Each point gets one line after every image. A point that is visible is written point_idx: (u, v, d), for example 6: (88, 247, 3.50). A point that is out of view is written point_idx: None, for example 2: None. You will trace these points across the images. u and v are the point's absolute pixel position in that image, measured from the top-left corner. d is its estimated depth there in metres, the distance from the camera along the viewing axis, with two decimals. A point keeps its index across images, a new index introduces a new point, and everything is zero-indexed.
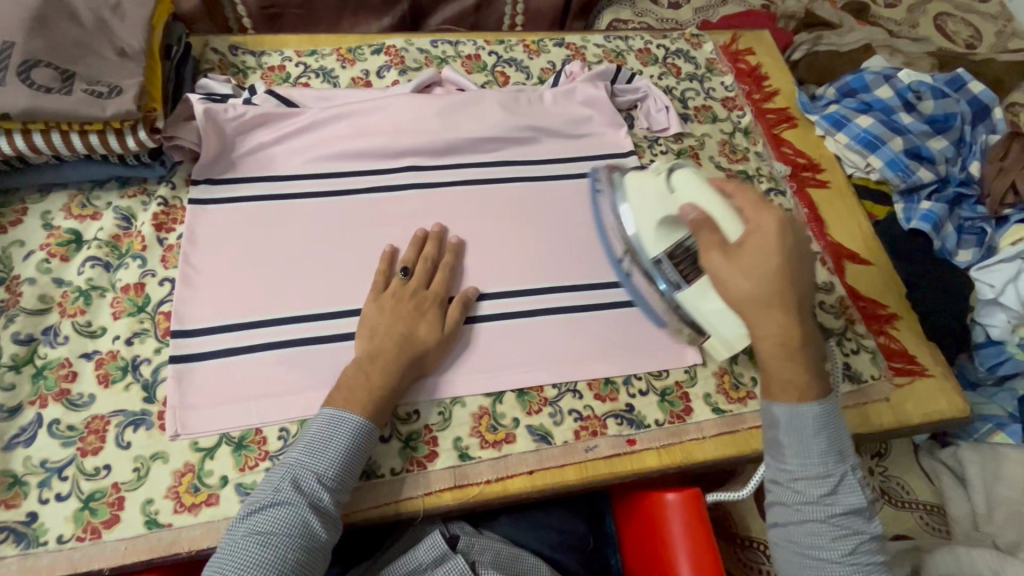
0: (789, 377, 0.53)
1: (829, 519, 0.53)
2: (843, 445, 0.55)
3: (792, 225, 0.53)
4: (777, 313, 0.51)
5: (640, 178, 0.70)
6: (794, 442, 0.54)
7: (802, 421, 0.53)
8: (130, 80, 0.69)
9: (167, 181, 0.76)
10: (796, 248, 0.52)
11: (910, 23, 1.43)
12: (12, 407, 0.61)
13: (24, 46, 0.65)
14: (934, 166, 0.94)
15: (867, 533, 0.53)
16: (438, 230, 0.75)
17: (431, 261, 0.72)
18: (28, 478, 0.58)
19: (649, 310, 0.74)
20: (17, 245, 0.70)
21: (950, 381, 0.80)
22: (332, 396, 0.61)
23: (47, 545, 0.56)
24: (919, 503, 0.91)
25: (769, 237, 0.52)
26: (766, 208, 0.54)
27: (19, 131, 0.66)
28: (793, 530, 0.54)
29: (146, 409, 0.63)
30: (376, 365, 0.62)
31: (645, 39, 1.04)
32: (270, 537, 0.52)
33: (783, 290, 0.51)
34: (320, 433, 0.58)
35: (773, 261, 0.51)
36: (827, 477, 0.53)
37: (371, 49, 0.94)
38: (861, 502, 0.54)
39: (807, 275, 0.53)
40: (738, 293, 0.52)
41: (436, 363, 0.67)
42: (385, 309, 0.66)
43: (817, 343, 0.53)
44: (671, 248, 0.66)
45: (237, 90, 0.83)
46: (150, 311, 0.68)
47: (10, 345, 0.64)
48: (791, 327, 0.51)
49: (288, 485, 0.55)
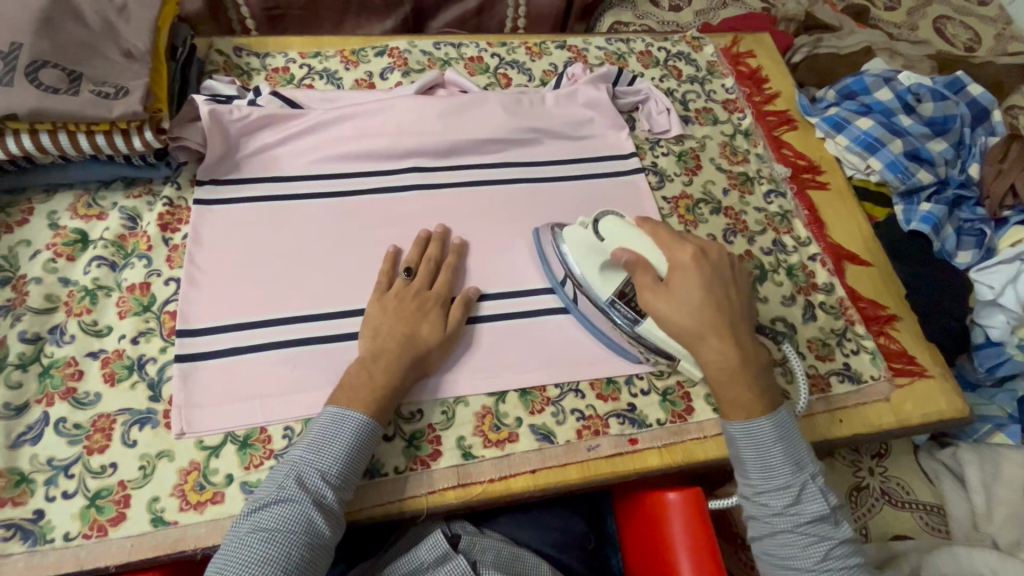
0: (740, 395, 0.60)
1: (796, 528, 0.57)
2: (801, 456, 0.60)
3: (705, 259, 0.63)
4: (708, 341, 0.61)
5: (568, 233, 0.72)
6: (753, 460, 0.59)
7: (756, 439, 0.59)
8: (136, 81, 0.69)
9: (172, 181, 0.77)
10: (712, 281, 0.62)
11: (910, 26, 1.43)
12: (19, 405, 0.61)
13: (32, 47, 0.66)
14: (934, 168, 0.95)
15: (836, 538, 0.58)
16: (441, 231, 0.76)
17: (435, 262, 0.72)
18: (35, 476, 0.59)
19: (617, 348, 0.72)
20: (24, 245, 0.71)
21: (949, 382, 0.80)
22: (336, 395, 0.61)
23: (54, 543, 0.56)
24: (919, 503, 0.89)
25: (687, 273, 0.62)
26: (682, 247, 0.64)
27: (26, 131, 0.67)
28: (766, 542, 0.59)
29: (152, 408, 0.63)
30: (379, 365, 0.63)
31: (646, 41, 1.05)
32: (274, 534, 0.53)
33: (709, 320, 0.61)
34: (324, 430, 0.58)
35: (694, 295, 0.61)
36: (789, 489, 0.58)
37: (374, 51, 0.95)
38: (825, 508, 0.58)
39: (727, 302, 0.62)
40: (675, 328, 0.62)
41: (437, 363, 0.67)
42: (388, 310, 0.67)
43: (753, 360, 0.61)
44: (617, 287, 0.69)
45: (241, 91, 0.84)
46: (155, 311, 0.69)
47: (17, 344, 0.64)
48: (723, 351, 0.60)
49: (291, 482, 0.55)
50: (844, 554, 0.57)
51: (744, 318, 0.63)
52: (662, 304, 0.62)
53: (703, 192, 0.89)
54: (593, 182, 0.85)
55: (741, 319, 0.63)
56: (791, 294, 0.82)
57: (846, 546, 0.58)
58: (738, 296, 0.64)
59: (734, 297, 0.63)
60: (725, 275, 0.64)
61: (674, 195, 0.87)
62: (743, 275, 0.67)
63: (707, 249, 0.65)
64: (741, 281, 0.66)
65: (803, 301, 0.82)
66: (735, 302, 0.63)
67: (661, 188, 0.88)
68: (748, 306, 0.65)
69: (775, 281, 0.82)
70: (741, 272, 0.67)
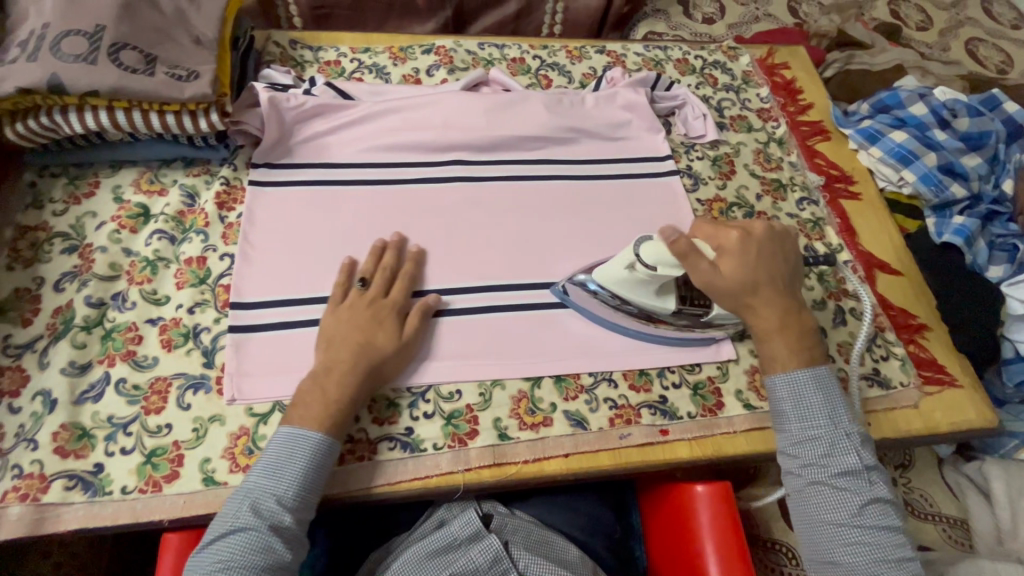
0: (780, 356, 0.67)
1: (829, 479, 0.62)
2: (838, 412, 0.64)
3: (749, 235, 0.67)
4: (749, 307, 0.67)
5: (604, 271, 0.71)
6: (791, 411, 0.65)
7: (795, 390, 0.65)
8: (206, 66, 0.74)
9: (229, 163, 0.80)
10: (757, 256, 0.66)
11: (942, 46, 1.44)
12: (83, 364, 0.65)
13: (114, 29, 0.70)
14: (967, 183, 0.96)
15: (869, 495, 0.61)
16: (398, 239, 0.75)
17: (390, 271, 0.71)
18: (95, 432, 0.62)
19: (686, 341, 0.75)
20: (89, 216, 0.74)
21: (979, 393, 0.81)
22: (290, 414, 0.61)
23: (112, 495, 0.59)
24: (942, 516, 0.89)
25: (736, 247, 0.66)
26: (727, 229, 0.67)
27: (104, 108, 0.71)
28: (800, 493, 0.64)
29: (205, 373, 0.66)
30: (332, 378, 0.62)
31: (683, 50, 1.08)
32: (232, 564, 0.54)
33: (755, 290, 0.66)
34: (278, 454, 0.58)
35: (739, 272, 0.66)
36: (820, 441, 0.63)
37: (421, 49, 0.99)
38: (859, 464, 0.62)
39: (770, 275, 0.67)
40: (719, 300, 0.68)
41: (394, 372, 0.66)
42: (343, 320, 0.66)
43: (795, 323, 0.67)
44: (677, 298, 0.72)
45: (297, 81, 0.88)
46: (210, 284, 0.72)
47: (83, 307, 0.68)
48: (762, 318, 0.67)
49: (246, 510, 0.56)
50: (877, 511, 0.61)
51: (789, 284, 0.68)
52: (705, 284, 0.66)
53: (737, 196, 0.90)
54: (630, 181, 0.87)
55: (786, 288, 0.68)
56: (822, 299, 0.83)
57: (880, 505, 0.61)
58: (785, 268, 0.68)
59: (781, 266, 0.68)
60: (770, 249, 0.68)
61: (708, 198, 0.89)
62: (791, 247, 0.70)
63: (752, 226, 0.68)
64: (787, 248, 0.69)
65: (833, 306, 0.83)
66: (780, 271, 0.68)
67: (695, 191, 0.89)
68: (794, 272, 0.69)
69: (806, 285, 0.84)
70: (788, 239, 0.70)
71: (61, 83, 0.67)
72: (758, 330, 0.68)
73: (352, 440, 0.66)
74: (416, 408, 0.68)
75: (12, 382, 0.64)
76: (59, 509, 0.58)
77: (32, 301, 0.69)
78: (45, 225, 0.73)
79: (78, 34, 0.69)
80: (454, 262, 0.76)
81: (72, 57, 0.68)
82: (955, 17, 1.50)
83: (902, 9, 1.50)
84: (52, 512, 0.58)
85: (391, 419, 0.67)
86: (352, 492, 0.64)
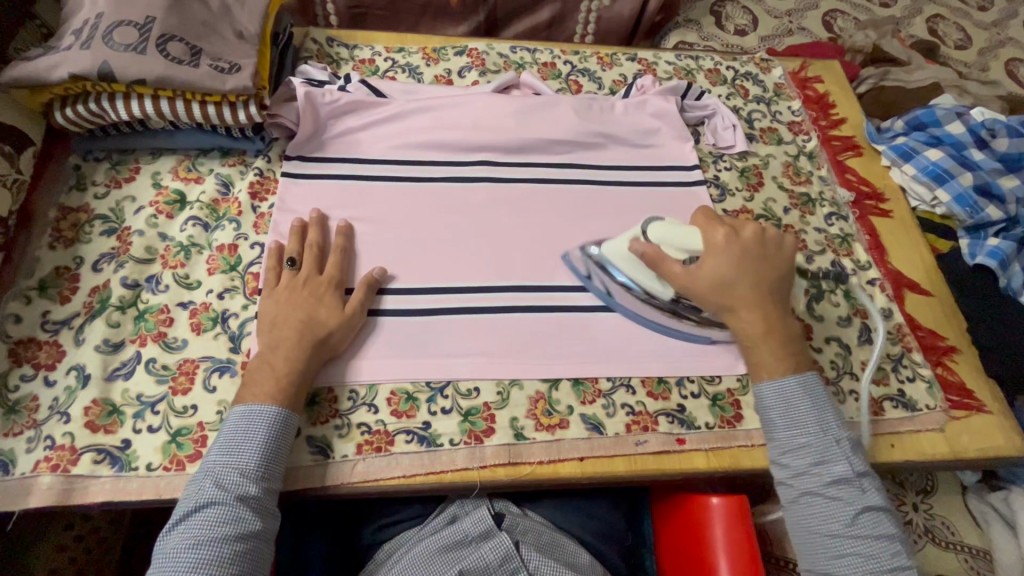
0: (765, 360, 0.67)
1: (821, 488, 0.62)
2: (829, 421, 0.64)
3: (735, 237, 0.69)
4: (732, 311, 0.68)
5: (614, 244, 0.75)
6: (779, 418, 0.65)
7: (783, 397, 0.66)
8: (247, 60, 0.76)
9: (264, 155, 0.82)
10: (742, 256, 0.68)
11: (981, 66, 1.41)
12: (116, 343, 0.67)
13: (163, 21, 0.73)
14: (1003, 205, 0.92)
15: (862, 503, 0.61)
16: (316, 218, 0.75)
17: (314, 246, 0.72)
18: (125, 409, 0.64)
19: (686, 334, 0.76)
20: (129, 200, 0.77)
21: (1009, 421, 0.79)
22: (242, 393, 0.62)
23: (137, 471, 0.61)
24: (965, 546, 0.85)
25: (720, 250, 0.68)
26: (717, 227, 0.70)
27: (149, 96, 0.74)
28: (793, 505, 0.64)
29: (231, 358, 0.68)
30: (278, 354, 0.63)
31: (715, 60, 1.07)
32: (200, 538, 0.54)
33: (737, 295, 0.68)
34: (234, 431, 0.59)
35: (722, 271, 0.68)
36: (810, 449, 0.63)
37: (454, 50, 1.00)
38: (849, 472, 0.62)
39: (756, 279, 0.68)
40: (707, 301, 0.69)
41: (342, 345, 0.67)
42: (282, 301, 0.67)
43: (782, 329, 0.68)
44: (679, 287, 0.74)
45: (332, 77, 0.89)
46: (240, 271, 0.73)
47: (119, 288, 0.70)
48: (747, 322, 0.68)
49: (209, 486, 0.56)
50: (870, 520, 0.61)
51: (773, 287, 0.69)
52: (691, 281, 0.69)
53: (764, 208, 0.89)
54: (657, 189, 0.87)
55: (770, 294, 0.68)
56: (847, 315, 0.82)
57: (875, 514, 0.61)
58: (773, 276, 0.69)
59: (766, 270, 0.68)
60: (756, 252, 0.69)
61: (734, 209, 0.88)
62: (782, 252, 0.71)
63: (741, 228, 0.70)
64: (779, 256, 0.70)
65: (859, 323, 0.81)
66: (765, 276, 0.68)
67: (721, 201, 0.89)
68: (782, 280, 0.70)
69: (832, 301, 0.82)
70: (780, 247, 0.70)
71: (110, 69, 0.70)
72: (744, 335, 0.69)
73: (370, 430, 0.66)
74: (434, 403, 0.69)
75: (49, 356, 0.66)
76: (87, 481, 0.60)
77: (71, 279, 0.71)
78: (86, 207, 0.76)
79: (130, 25, 0.72)
80: (475, 262, 0.77)
81: (123, 46, 0.71)
82: (996, 37, 1.47)
83: (942, 27, 1.47)
84: (80, 484, 0.60)
85: (409, 412, 0.68)
86: (367, 483, 0.65)
